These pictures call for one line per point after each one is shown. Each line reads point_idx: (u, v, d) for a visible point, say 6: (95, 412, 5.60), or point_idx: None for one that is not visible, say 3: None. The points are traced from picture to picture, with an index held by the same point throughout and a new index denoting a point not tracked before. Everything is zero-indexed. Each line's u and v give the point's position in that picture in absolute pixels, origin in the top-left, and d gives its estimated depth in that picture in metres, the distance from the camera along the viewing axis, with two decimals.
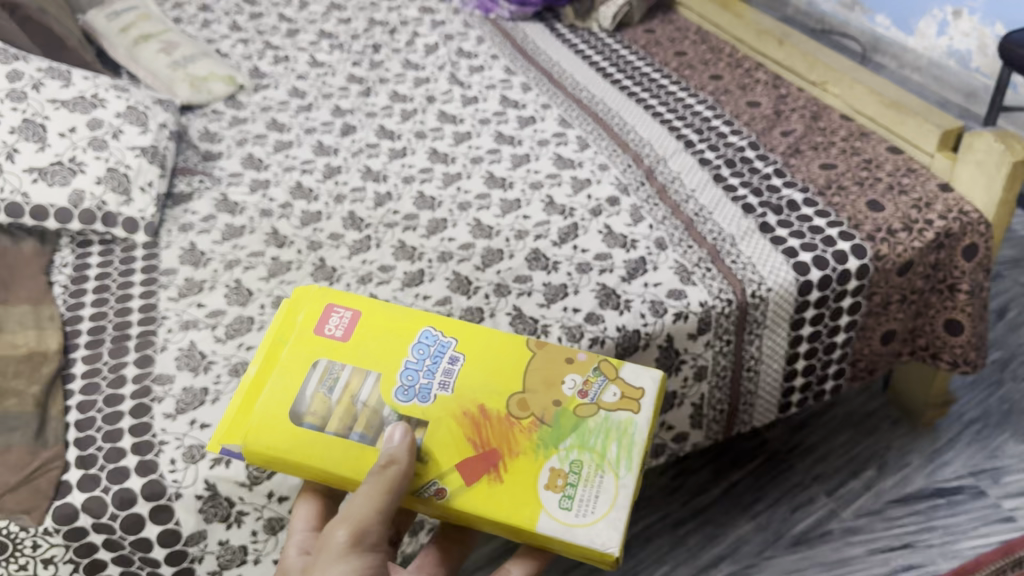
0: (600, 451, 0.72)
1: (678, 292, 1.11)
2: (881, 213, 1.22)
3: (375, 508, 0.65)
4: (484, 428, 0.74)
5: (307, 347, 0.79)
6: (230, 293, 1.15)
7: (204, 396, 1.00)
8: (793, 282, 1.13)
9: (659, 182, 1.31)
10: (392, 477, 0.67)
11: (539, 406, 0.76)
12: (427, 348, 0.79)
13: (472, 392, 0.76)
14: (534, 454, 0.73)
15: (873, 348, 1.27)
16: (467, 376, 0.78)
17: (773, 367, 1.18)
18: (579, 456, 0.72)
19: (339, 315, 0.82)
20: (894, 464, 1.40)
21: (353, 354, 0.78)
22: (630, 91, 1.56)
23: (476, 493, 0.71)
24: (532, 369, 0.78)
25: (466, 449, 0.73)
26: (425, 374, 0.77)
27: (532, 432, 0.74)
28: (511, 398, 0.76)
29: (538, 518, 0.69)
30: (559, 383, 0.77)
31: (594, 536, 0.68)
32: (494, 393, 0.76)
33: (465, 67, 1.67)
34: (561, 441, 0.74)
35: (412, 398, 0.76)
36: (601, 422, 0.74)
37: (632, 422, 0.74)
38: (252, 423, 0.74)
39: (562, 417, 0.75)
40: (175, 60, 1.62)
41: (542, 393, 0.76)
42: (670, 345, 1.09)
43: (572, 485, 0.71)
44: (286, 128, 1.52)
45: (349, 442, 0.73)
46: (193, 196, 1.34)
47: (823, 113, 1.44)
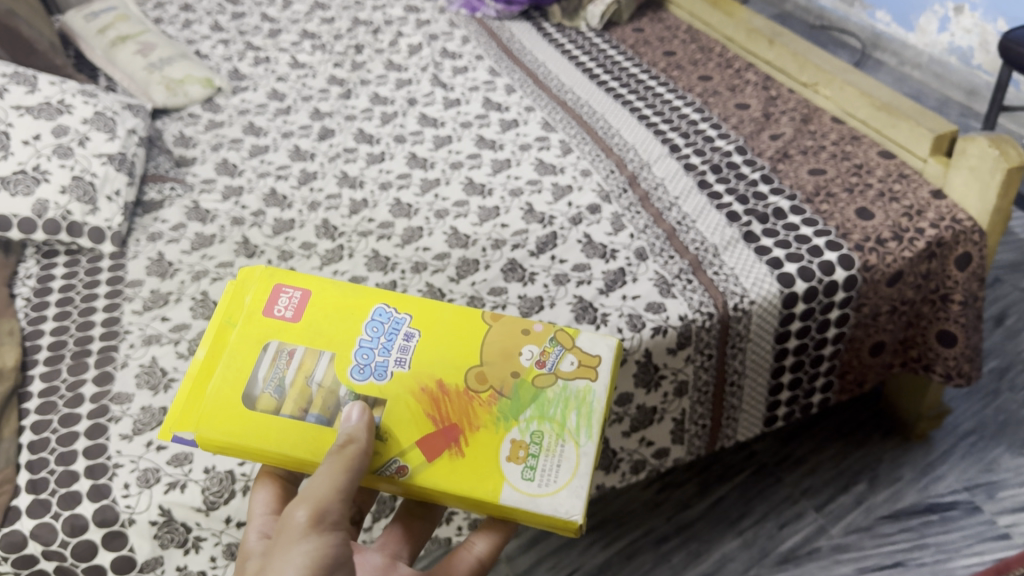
0: (559, 421, 0.70)
1: (657, 305, 1.07)
2: (871, 222, 1.17)
3: (335, 486, 0.61)
4: (443, 404, 0.71)
5: (258, 328, 0.74)
6: (196, 306, 1.12)
7: (163, 416, 0.97)
8: (777, 294, 1.08)
9: (641, 188, 1.27)
10: (349, 456, 0.63)
11: (497, 378, 0.72)
12: (382, 324, 0.75)
13: (429, 368, 0.73)
14: (494, 426, 0.70)
15: (862, 360, 1.22)
16: (424, 350, 0.74)
17: (757, 381, 1.14)
18: (539, 426, 0.70)
19: (290, 292, 0.77)
20: (886, 478, 1.36)
21: (306, 335, 0.74)
22: (617, 93, 1.52)
23: (437, 468, 0.68)
24: (490, 341, 0.74)
25: (426, 425, 0.70)
26: (381, 352, 0.74)
27: (492, 405, 0.71)
28: (469, 371, 0.73)
29: (501, 490, 0.67)
30: (517, 354, 0.74)
31: (557, 506, 0.66)
32: (453, 367, 0.73)
33: (449, 68, 1.64)
34: (520, 412, 0.71)
35: (369, 375, 0.72)
36: (560, 391, 0.72)
37: (590, 390, 0.72)
38: (205, 409, 0.70)
39: (521, 389, 0.72)
40: (152, 62, 1.59)
41: (500, 364, 0.73)
42: (649, 360, 1.05)
43: (533, 456, 0.68)
44: (263, 133, 1.48)
45: (306, 424, 0.69)
46: (163, 203, 1.31)
47: (813, 116, 1.40)
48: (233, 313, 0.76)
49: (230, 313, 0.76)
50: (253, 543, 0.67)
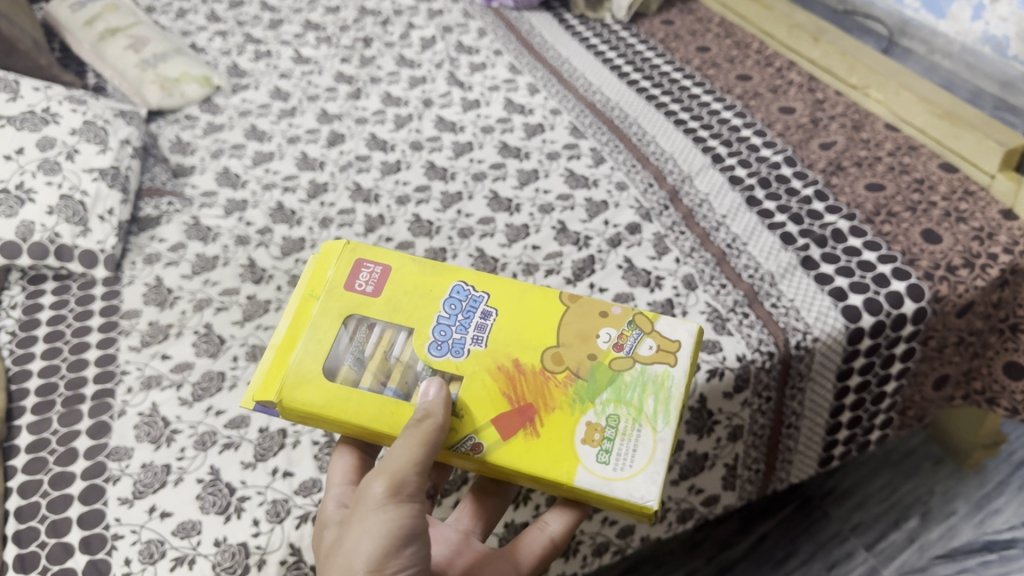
0: (636, 405, 0.67)
1: (712, 343, 0.97)
2: (938, 246, 1.07)
3: (413, 459, 0.62)
4: (519, 383, 0.68)
5: (340, 300, 0.73)
6: (199, 341, 1.02)
7: (167, 476, 0.86)
8: (843, 330, 0.98)
9: (685, 206, 1.17)
10: (428, 430, 0.63)
11: (574, 359, 0.70)
12: (460, 301, 0.74)
13: (506, 346, 0.70)
14: (570, 408, 0.67)
15: (924, 395, 1.13)
16: (501, 329, 0.71)
17: (817, 422, 1.05)
18: (615, 410, 0.67)
19: (370, 268, 0.75)
20: (939, 512, 1.26)
21: (386, 311, 0.73)
22: (649, 93, 1.41)
23: (512, 447, 0.66)
24: (567, 322, 0.72)
25: (501, 403, 0.68)
26: (459, 329, 0.72)
27: (568, 386, 0.68)
28: (546, 352, 0.70)
29: (576, 473, 0.64)
30: (593, 337, 0.71)
31: (632, 490, 0.64)
32: (529, 346, 0.70)
33: (466, 64, 1.52)
34: (597, 394, 0.68)
35: (447, 352, 0.70)
36: (637, 375, 0.69)
37: (669, 375, 0.68)
38: (290, 376, 0.69)
39: (598, 371, 0.69)
40: (145, 58, 1.46)
41: (578, 345, 0.70)
42: (703, 406, 0.95)
43: (609, 440, 0.66)
44: (267, 137, 1.37)
45: (385, 397, 0.68)
46: (160, 220, 1.20)
47: (865, 121, 1.29)
48: (316, 288, 0.75)
49: (313, 289, 0.76)
50: (331, 513, 0.70)
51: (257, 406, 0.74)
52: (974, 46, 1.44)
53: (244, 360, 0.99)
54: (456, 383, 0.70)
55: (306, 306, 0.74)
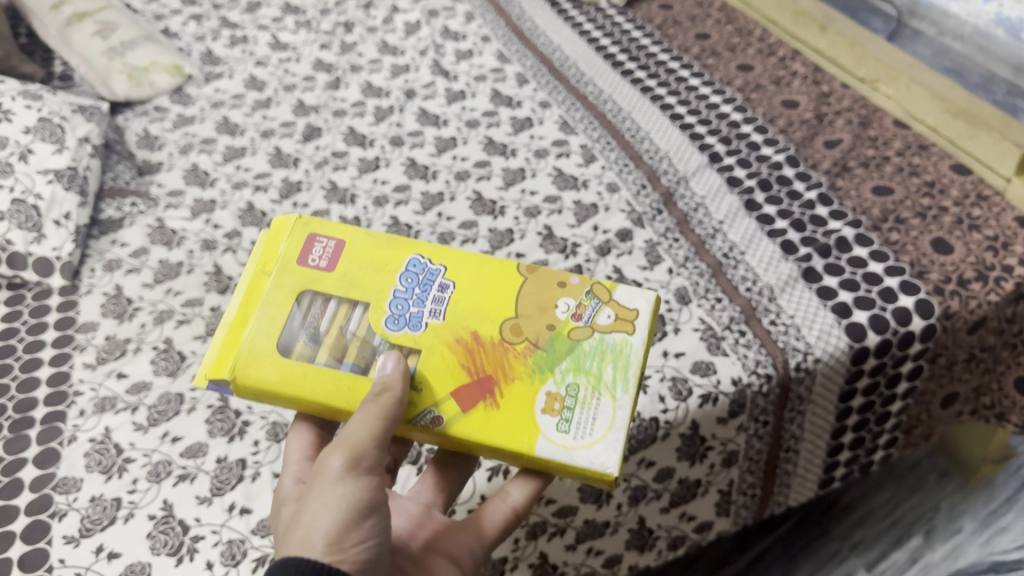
0: (596, 374, 0.63)
1: (705, 365, 0.90)
2: (949, 257, 1.00)
3: (371, 433, 0.57)
4: (478, 354, 0.64)
5: (292, 274, 0.67)
6: (158, 358, 0.95)
7: (116, 511, 0.81)
8: (846, 350, 0.92)
9: (679, 210, 1.10)
10: (386, 404, 0.58)
11: (533, 330, 0.65)
12: (415, 276, 0.68)
13: (464, 318, 0.65)
14: (529, 378, 0.62)
15: (931, 413, 1.07)
16: (460, 301, 0.66)
17: (816, 445, 0.99)
18: (575, 379, 0.63)
19: (322, 241, 0.69)
20: (943, 531, 1.20)
21: (341, 285, 0.67)
22: (644, 84, 1.33)
23: (472, 419, 0.61)
24: (526, 292, 0.67)
25: (460, 375, 0.63)
26: (416, 302, 0.66)
27: (527, 357, 0.64)
28: (504, 323, 0.65)
29: (536, 443, 0.60)
30: (552, 307, 0.66)
31: (592, 458, 0.60)
32: (488, 317, 0.65)
33: (451, 52, 1.44)
34: (556, 363, 0.63)
35: (404, 326, 0.65)
36: (596, 344, 0.64)
37: (627, 344, 0.64)
38: (242, 354, 0.63)
39: (556, 341, 0.64)
40: (112, 46, 1.38)
41: (536, 316, 0.66)
42: (695, 433, 0.89)
43: (569, 409, 0.61)
44: (239, 131, 1.30)
45: (340, 374, 0.63)
46: (123, 222, 1.13)
47: (873, 117, 1.22)
48: (267, 265, 0.69)
49: (264, 266, 0.69)
50: (289, 488, 0.64)
51: (212, 386, 0.68)
52: (985, 27, 1.29)
53: None
54: (413, 356, 0.65)
55: (258, 282, 0.68)
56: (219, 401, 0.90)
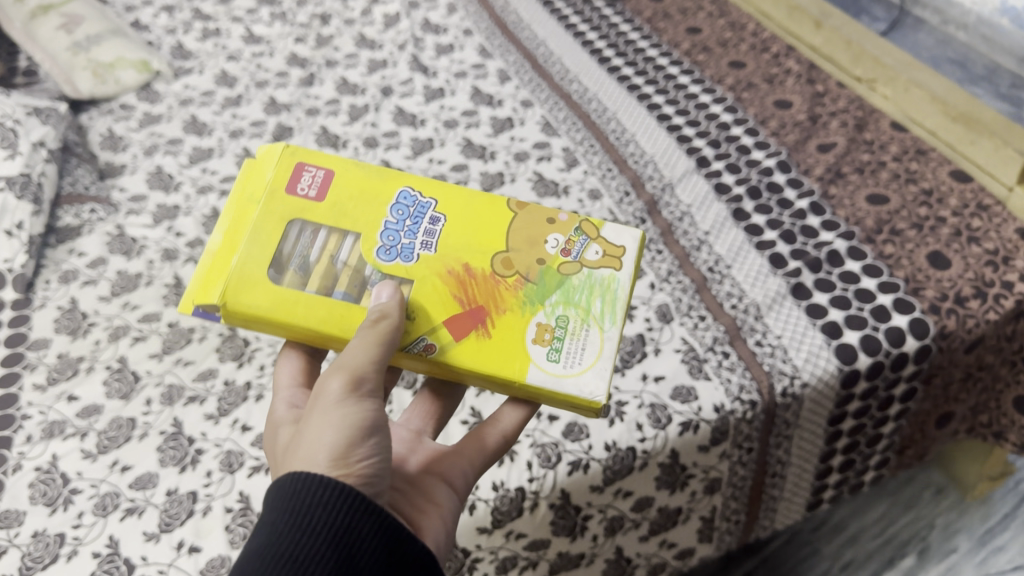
0: (585, 307, 0.61)
1: (685, 391, 0.85)
2: (946, 272, 0.95)
3: (372, 356, 0.54)
4: (470, 285, 0.61)
5: (283, 202, 0.62)
6: (111, 379, 0.91)
7: (59, 548, 0.76)
8: (835, 373, 0.87)
9: (664, 220, 1.05)
10: (385, 330, 0.55)
11: (523, 263, 0.62)
12: (406, 207, 0.64)
13: (455, 250, 0.62)
14: (519, 309, 0.60)
15: (925, 434, 1.02)
16: (452, 234, 0.63)
17: (804, 469, 0.94)
18: (564, 311, 0.60)
19: (309, 170, 0.64)
20: (938, 550, 1.16)
21: (332, 216, 0.62)
22: (631, 82, 1.27)
23: (465, 349, 0.58)
24: (516, 228, 0.64)
25: (450, 305, 0.60)
26: (407, 235, 0.63)
27: (518, 289, 0.61)
28: (494, 257, 0.62)
29: (527, 371, 0.58)
30: (542, 242, 0.64)
31: (582, 386, 0.58)
32: (478, 250, 0.62)
33: (431, 46, 1.38)
34: (547, 294, 0.61)
35: (396, 257, 0.61)
36: (585, 279, 0.62)
37: (615, 279, 0.62)
38: (234, 279, 0.59)
39: (547, 275, 0.62)
40: (77, 40, 1.32)
41: (526, 250, 0.63)
42: (675, 461, 0.84)
43: (559, 339, 0.59)
44: (207, 131, 1.24)
45: (333, 301, 0.59)
46: (81, 230, 1.08)
47: (869, 119, 1.16)
48: (253, 190, 0.63)
49: (249, 191, 0.63)
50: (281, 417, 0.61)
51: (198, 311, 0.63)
52: (990, 17, 1.09)
53: (159, 403, 0.88)
54: (406, 286, 0.61)
55: (245, 209, 0.63)
56: (172, 427, 0.85)
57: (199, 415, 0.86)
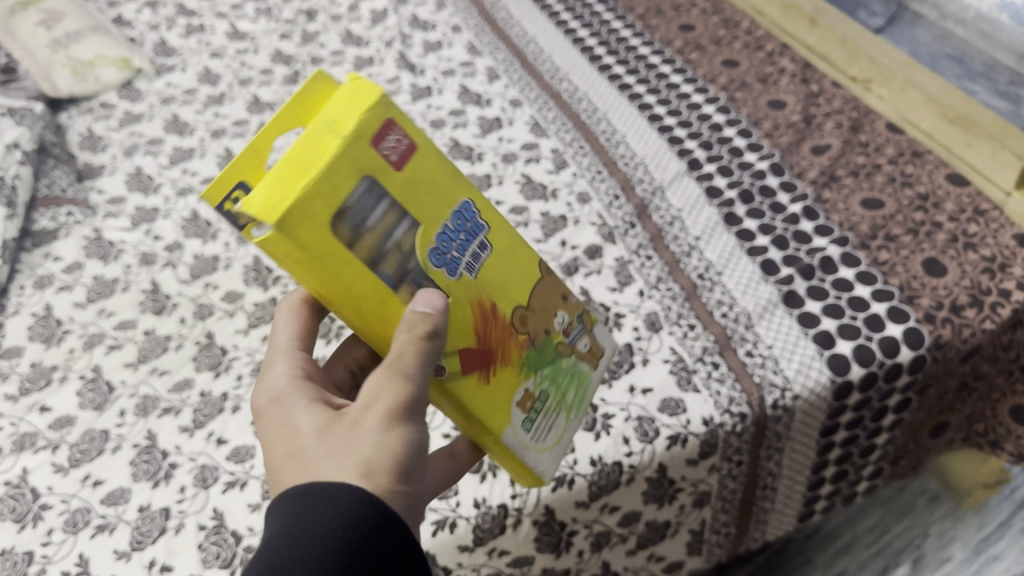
0: (562, 391, 0.64)
1: (673, 403, 0.83)
2: (942, 280, 0.93)
3: (426, 372, 0.50)
4: (491, 325, 0.57)
5: (367, 154, 0.50)
6: (85, 389, 0.88)
7: (27, 567, 0.74)
8: (827, 385, 0.85)
9: (654, 224, 1.02)
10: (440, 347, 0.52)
11: (535, 326, 0.61)
12: (464, 221, 0.56)
13: (491, 284, 0.58)
14: (519, 370, 0.60)
15: (920, 444, 1.00)
16: (492, 268, 0.58)
17: (796, 480, 0.92)
18: (548, 389, 0.63)
19: (397, 129, 0.52)
20: (932, 560, 1.14)
21: (405, 194, 0.52)
22: (622, 81, 1.25)
23: (466, 387, 0.56)
24: (539, 289, 0.62)
25: (470, 335, 0.56)
26: (458, 248, 0.55)
27: (524, 350, 0.60)
28: (517, 309, 0.60)
29: (505, 434, 0.59)
30: (553, 314, 0.63)
31: (535, 463, 0.62)
32: (507, 295, 0.59)
33: (419, 43, 1.36)
34: (542, 364, 0.62)
35: (443, 265, 0.54)
36: (571, 366, 0.65)
37: (590, 378, 0.67)
38: (296, 211, 0.45)
39: (548, 347, 0.63)
40: (57, 37, 1.29)
41: (540, 315, 0.62)
42: (663, 475, 0.82)
43: (536, 412, 0.62)
44: (188, 130, 1.21)
45: (379, 283, 0.50)
46: (58, 234, 1.06)
47: (865, 120, 1.14)
48: (334, 114, 0.49)
49: (328, 112, 0.49)
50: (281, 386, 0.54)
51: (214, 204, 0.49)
52: (990, 13, 1.12)
53: (133, 415, 0.86)
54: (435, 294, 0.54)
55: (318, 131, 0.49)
56: (146, 440, 0.83)
57: (174, 427, 0.84)
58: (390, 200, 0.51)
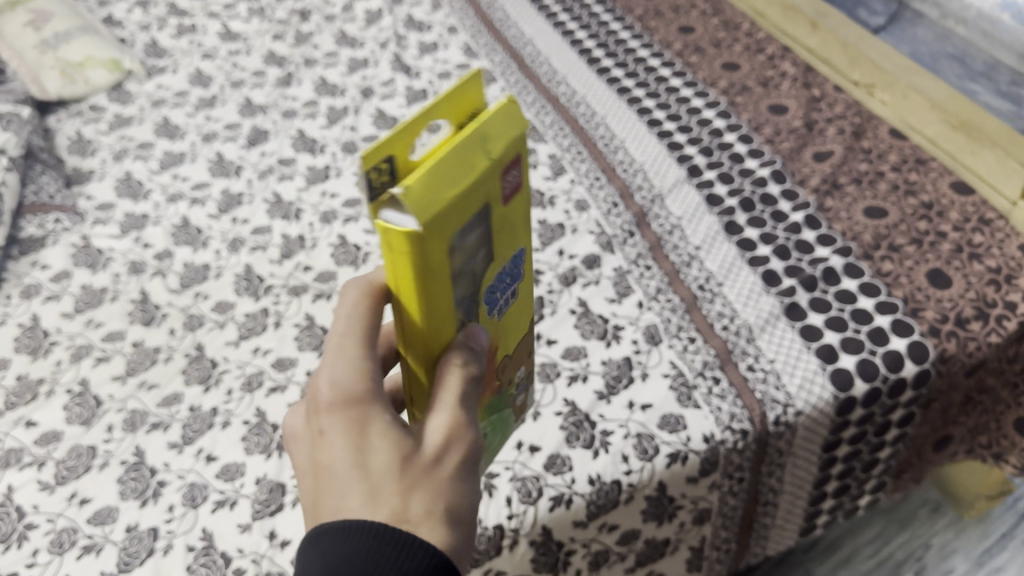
0: (494, 439, 0.68)
1: (673, 420, 0.81)
2: (946, 292, 0.91)
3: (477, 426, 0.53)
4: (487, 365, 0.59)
5: (498, 184, 0.49)
6: (72, 403, 0.86)
7: None
8: (830, 401, 0.83)
9: (653, 233, 1.01)
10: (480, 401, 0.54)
11: (505, 376, 0.64)
12: (517, 270, 0.58)
13: (504, 330, 0.60)
14: (482, 411, 0.62)
15: (923, 457, 0.98)
16: (512, 315, 0.60)
17: (797, 495, 0.90)
18: (489, 433, 0.66)
19: (524, 167, 0.52)
20: (934, 571, 1.13)
21: (500, 232, 0.52)
22: (621, 85, 1.23)
23: None
24: (522, 343, 0.65)
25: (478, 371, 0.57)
26: (504, 289, 0.57)
27: (490, 395, 0.63)
28: (504, 357, 0.62)
29: None
30: (518, 369, 0.67)
31: None
32: (507, 343, 0.61)
33: (414, 44, 1.34)
34: (494, 410, 0.65)
35: (490, 303, 0.55)
36: (505, 419, 0.69)
37: (509, 431, 0.72)
38: (438, 220, 0.44)
39: (501, 398, 0.66)
40: (45, 38, 1.27)
41: (512, 368, 0.65)
42: (663, 493, 0.80)
43: None
44: (179, 134, 1.19)
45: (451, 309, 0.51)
46: (45, 241, 1.04)
47: (867, 126, 1.12)
48: (492, 134, 0.48)
49: (489, 130, 0.48)
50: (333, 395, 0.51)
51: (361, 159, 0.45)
52: (992, 11, 1.03)
53: (121, 430, 0.84)
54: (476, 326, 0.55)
55: (480, 141, 0.47)
56: (134, 456, 0.81)
57: (163, 444, 0.82)
58: (489, 233, 0.51)
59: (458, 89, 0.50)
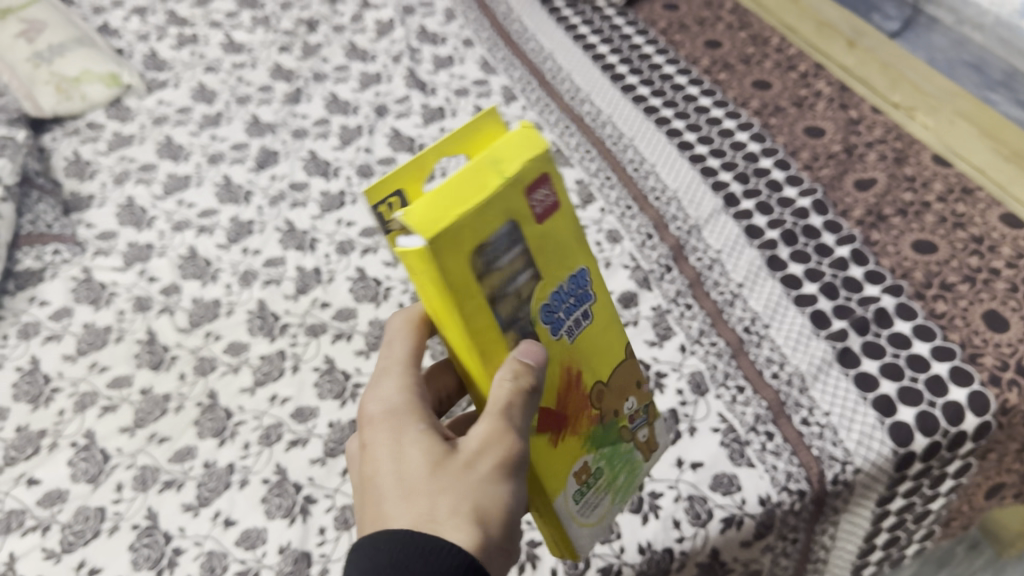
0: (615, 473, 0.59)
1: (726, 480, 0.77)
2: (1005, 334, 0.84)
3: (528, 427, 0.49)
4: (571, 393, 0.53)
5: (520, 199, 0.45)
6: (78, 457, 0.80)
7: None
8: (890, 457, 0.77)
9: (692, 269, 0.96)
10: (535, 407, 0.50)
11: (608, 405, 0.57)
12: (577, 287, 0.52)
13: (582, 357, 0.53)
14: (582, 442, 0.55)
15: (973, 504, 0.93)
16: (588, 342, 0.54)
17: (849, 550, 0.85)
18: (603, 467, 0.58)
19: (550, 183, 0.47)
20: None
21: (535, 250, 0.48)
22: (648, 104, 1.17)
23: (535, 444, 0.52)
24: (622, 371, 0.58)
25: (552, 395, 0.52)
26: (564, 313, 0.51)
27: (592, 424, 0.56)
28: (598, 385, 0.55)
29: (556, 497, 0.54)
30: (626, 399, 0.59)
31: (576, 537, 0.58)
32: (594, 371, 0.55)
33: (428, 58, 1.27)
34: (603, 440, 0.57)
35: (547, 323, 0.50)
36: (627, 454, 0.61)
37: (638, 469, 0.63)
38: (448, 233, 0.42)
39: (614, 428, 0.58)
40: (39, 51, 1.20)
41: (615, 399, 0.58)
42: (715, 559, 0.75)
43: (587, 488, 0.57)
44: (183, 155, 1.13)
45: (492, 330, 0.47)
46: (44, 275, 0.98)
47: (908, 151, 1.06)
48: (500, 152, 0.45)
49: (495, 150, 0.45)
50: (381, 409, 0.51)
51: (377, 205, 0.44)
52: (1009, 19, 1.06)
53: (131, 489, 0.78)
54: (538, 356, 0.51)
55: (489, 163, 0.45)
56: (147, 520, 0.75)
57: (177, 505, 0.76)
58: (524, 249, 0.47)
59: (474, 122, 0.50)
